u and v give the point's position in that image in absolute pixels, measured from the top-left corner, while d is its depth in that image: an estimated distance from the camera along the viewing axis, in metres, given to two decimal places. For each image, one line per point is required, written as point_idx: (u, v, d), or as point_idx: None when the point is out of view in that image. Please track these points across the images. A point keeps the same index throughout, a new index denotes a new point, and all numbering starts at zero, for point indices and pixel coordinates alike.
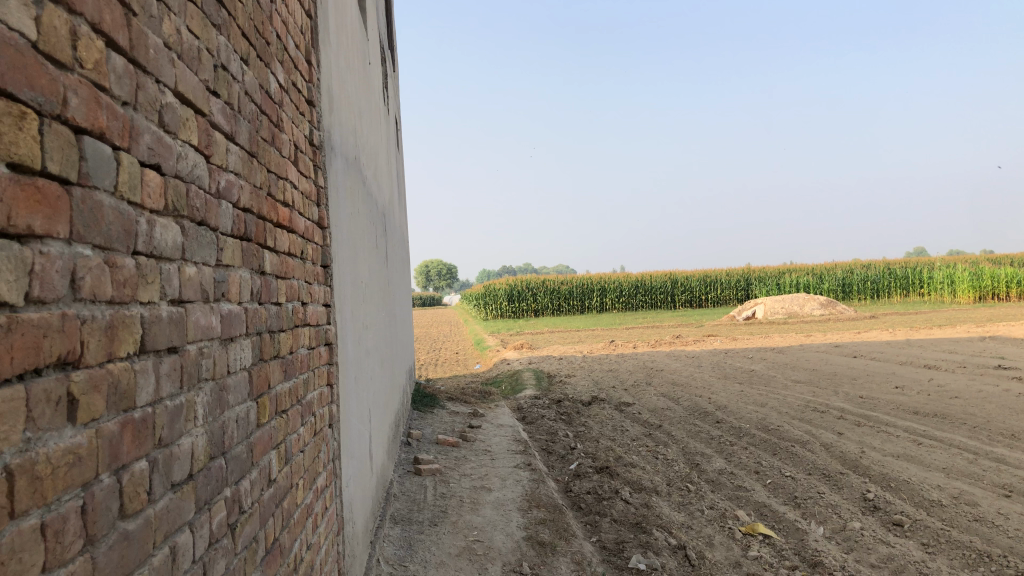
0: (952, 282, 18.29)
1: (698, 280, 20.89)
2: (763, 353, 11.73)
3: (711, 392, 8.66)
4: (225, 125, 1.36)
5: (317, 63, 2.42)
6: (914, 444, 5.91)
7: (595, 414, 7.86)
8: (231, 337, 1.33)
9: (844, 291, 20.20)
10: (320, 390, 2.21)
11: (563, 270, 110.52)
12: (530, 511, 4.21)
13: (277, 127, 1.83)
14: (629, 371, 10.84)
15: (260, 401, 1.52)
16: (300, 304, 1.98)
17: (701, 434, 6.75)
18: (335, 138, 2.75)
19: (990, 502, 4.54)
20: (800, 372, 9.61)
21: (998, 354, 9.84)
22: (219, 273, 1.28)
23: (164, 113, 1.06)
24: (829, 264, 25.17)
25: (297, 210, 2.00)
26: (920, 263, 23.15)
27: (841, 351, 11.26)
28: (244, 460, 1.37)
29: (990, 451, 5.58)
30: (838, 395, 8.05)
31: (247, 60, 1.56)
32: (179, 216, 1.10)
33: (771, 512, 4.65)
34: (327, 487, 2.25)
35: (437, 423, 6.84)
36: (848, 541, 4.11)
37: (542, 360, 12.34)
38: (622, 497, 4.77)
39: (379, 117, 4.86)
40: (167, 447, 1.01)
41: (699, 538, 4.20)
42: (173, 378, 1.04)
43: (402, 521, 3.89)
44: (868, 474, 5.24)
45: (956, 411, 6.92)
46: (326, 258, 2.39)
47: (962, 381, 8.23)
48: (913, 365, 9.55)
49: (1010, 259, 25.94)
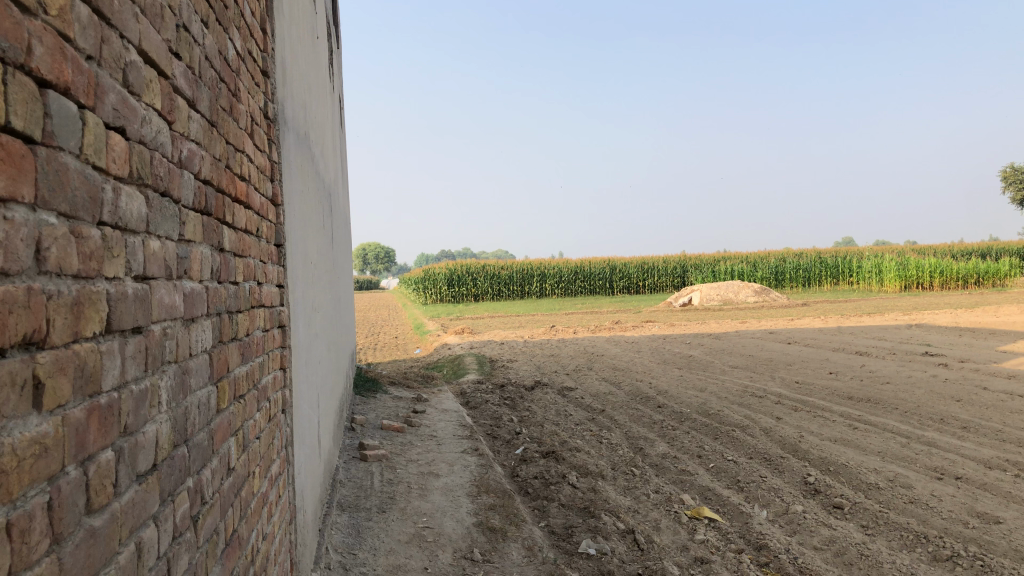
0: (879, 271, 18.83)
1: (636, 267, 21.10)
2: (700, 339, 11.90)
3: (652, 377, 8.75)
4: (187, 90, 1.27)
5: (271, 32, 2.31)
6: (850, 428, 6.06)
7: (538, 399, 7.86)
8: (193, 318, 1.25)
9: (777, 279, 20.64)
10: (274, 373, 2.12)
11: (502, 255, 110.65)
12: (479, 497, 4.18)
13: (235, 96, 1.73)
14: (570, 356, 10.88)
15: (220, 385, 1.44)
16: (256, 284, 1.89)
17: (643, 418, 6.80)
18: (288, 112, 2.65)
19: (924, 484, 4.68)
20: (737, 358, 9.77)
21: (924, 341, 10.16)
22: (182, 249, 1.20)
23: (128, 71, 0.97)
24: (762, 253, 25.70)
25: (253, 185, 1.91)
26: (849, 252, 23.82)
27: (776, 337, 11.48)
28: (206, 447, 1.29)
29: (922, 435, 5.74)
30: (775, 381, 8.21)
31: (207, 23, 1.46)
32: (143, 184, 1.01)
33: (715, 496, 4.70)
34: (281, 474, 2.16)
35: (380, 407, 6.74)
36: (791, 524, 4.18)
37: (483, 345, 12.29)
38: (569, 482, 4.77)
39: (326, 96, 4.74)
40: (133, 436, 0.93)
41: (647, 522, 4.22)
42: (137, 361, 0.96)
43: (350, 509, 3.81)
44: (807, 458, 5.34)
45: (887, 396, 7.12)
46: (280, 237, 2.29)
47: (892, 367, 8.46)
48: (845, 352, 9.80)
49: (932, 250, 26.89)
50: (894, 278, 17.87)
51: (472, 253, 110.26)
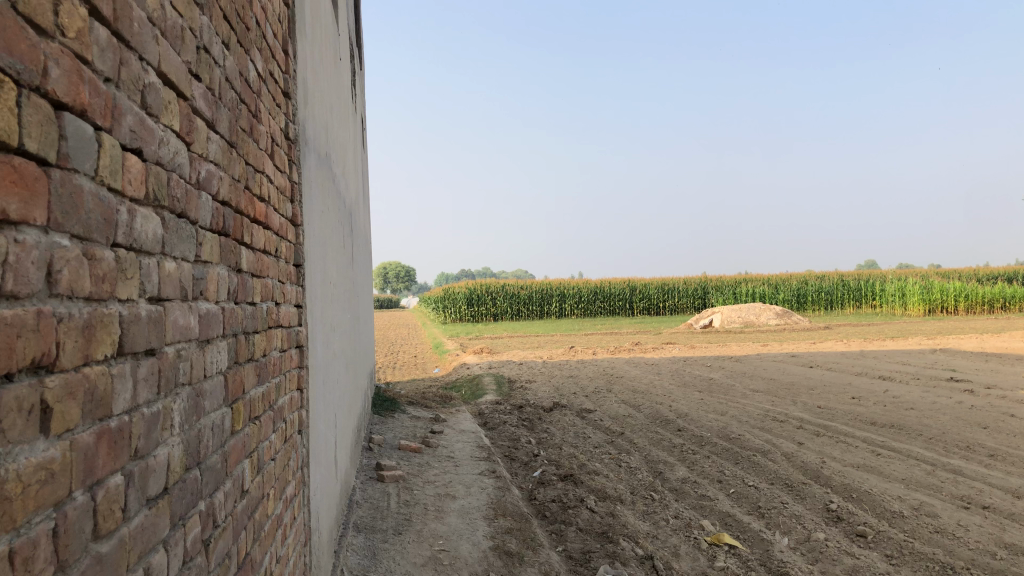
0: (903, 295, 18.62)
1: (657, 288, 21.01)
2: (721, 362, 11.79)
3: (672, 400, 8.67)
4: (206, 112, 1.27)
5: (294, 53, 2.32)
6: (873, 455, 5.96)
7: (557, 420, 7.81)
8: (208, 339, 1.24)
9: (799, 301, 20.45)
10: (291, 394, 2.12)
11: (523, 275, 110.66)
12: (496, 520, 4.14)
13: (255, 117, 1.74)
14: (590, 377, 10.82)
15: (235, 407, 1.43)
16: (274, 304, 1.89)
17: (663, 442, 6.73)
18: (309, 133, 2.66)
19: (950, 514, 4.58)
20: (758, 382, 9.66)
21: (949, 367, 10.00)
22: (198, 271, 1.19)
23: (146, 93, 0.97)
24: (783, 275, 25.51)
25: (273, 205, 1.91)
26: (872, 276, 23.59)
27: (798, 361, 11.35)
28: (219, 470, 1.28)
29: (947, 463, 5.64)
30: (796, 405, 8.11)
31: (228, 45, 1.47)
32: (159, 206, 1.01)
33: (736, 522, 4.63)
34: (296, 495, 2.15)
35: (398, 427, 6.72)
36: (813, 552, 4.11)
37: (501, 365, 12.24)
38: (588, 506, 4.72)
39: (348, 118, 4.79)
40: (143, 459, 0.92)
41: (665, 548, 4.16)
42: (150, 384, 0.95)
43: (366, 530, 3.79)
44: (830, 484, 5.26)
45: (912, 422, 7.00)
46: (299, 257, 2.30)
47: (916, 393, 8.34)
48: (868, 376, 9.67)
49: (957, 274, 26.57)
50: (918, 301, 17.66)
51: (492, 272, 110.46)
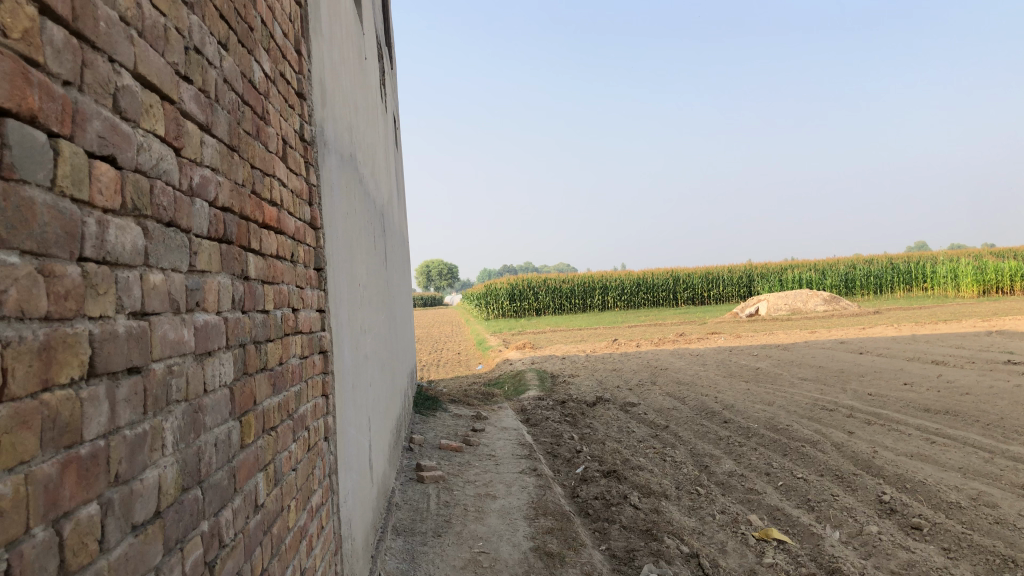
0: (955, 277, 18.10)
1: (700, 277, 20.73)
2: (768, 350, 11.56)
3: (717, 391, 8.51)
4: (199, 114, 1.22)
5: (307, 53, 2.27)
6: (927, 443, 5.76)
7: (599, 415, 7.71)
8: (208, 352, 1.19)
9: (846, 286, 19.97)
10: (314, 402, 2.07)
11: (566, 268, 110.32)
12: (537, 520, 4.08)
13: (262, 119, 1.69)
14: (633, 370, 10.67)
15: (245, 419, 1.38)
16: (290, 311, 1.84)
17: (708, 434, 6.60)
18: (329, 134, 2.61)
19: (1010, 503, 4.39)
20: (806, 370, 9.42)
21: (1006, 349, 9.65)
22: (193, 281, 1.14)
23: (120, 96, 0.92)
24: (830, 260, 25.02)
25: (286, 209, 1.86)
26: (921, 258, 23.01)
27: (847, 347, 11.06)
28: (226, 487, 1.23)
29: (1006, 450, 5.42)
30: (846, 393, 7.90)
31: (226, 45, 1.42)
32: (140, 216, 0.96)
33: (785, 516, 4.49)
34: (324, 504, 2.10)
35: (439, 426, 6.69)
36: (866, 547, 3.97)
37: (544, 360, 12.15)
38: (631, 502, 4.63)
39: (377, 116, 4.75)
40: (126, 484, 0.87)
41: (712, 545, 4.05)
42: (133, 404, 0.90)
43: (405, 532, 3.75)
44: (882, 475, 5.08)
45: (968, 408, 6.74)
46: (320, 261, 2.25)
47: (972, 377, 8.05)
48: (921, 361, 9.37)
49: (1010, 253, 25.79)
50: (972, 282, 17.11)
51: (534, 267, 110.39)
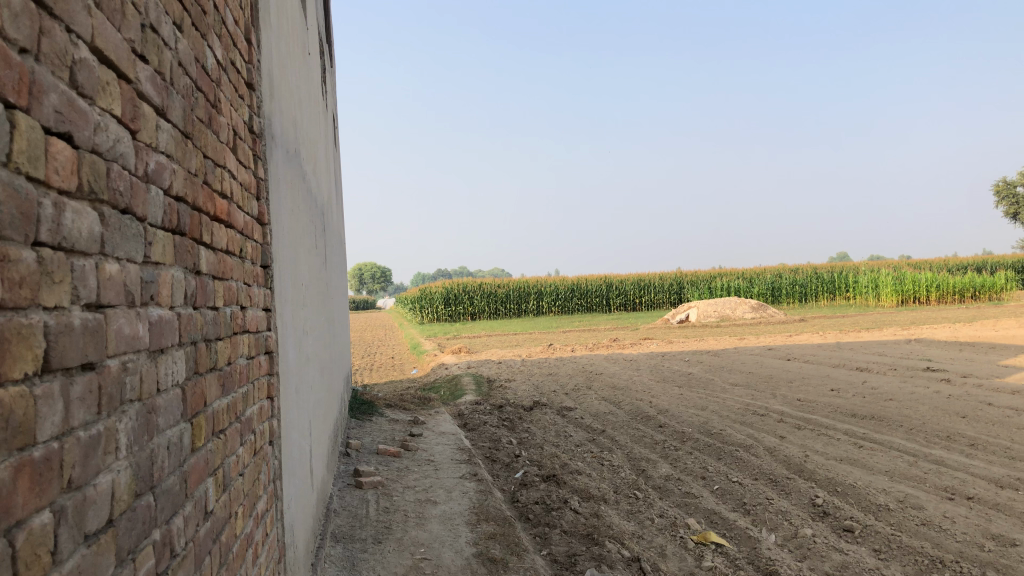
0: (876, 286, 18.73)
1: (632, 284, 20.97)
2: (700, 356, 11.73)
3: (652, 396, 8.58)
4: (155, 97, 1.14)
5: (257, 42, 2.19)
6: (855, 447, 5.91)
7: (537, 419, 7.69)
8: (161, 349, 1.12)
9: (773, 294, 20.46)
10: (260, 404, 1.99)
11: (499, 273, 110.53)
12: (479, 525, 4.03)
13: (214, 107, 1.61)
14: (569, 375, 10.70)
15: (196, 421, 1.31)
16: (239, 309, 1.76)
17: (645, 439, 6.64)
18: (277, 128, 2.54)
19: (935, 505, 4.52)
20: (737, 376, 9.58)
21: (925, 356, 10.00)
22: (148, 273, 1.07)
23: (77, 70, 0.85)
24: (757, 268, 25.61)
25: (235, 203, 1.77)
26: (842, 268, 23.76)
27: (775, 354, 11.30)
28: (177, 493, 1.16)
29: (929, 453, 5.59)
30: (776, 398, 8.06)
31: (181, 26, 1.34)
32: (97, 200, 0.89)
33: (722, 520, 4.54)
34: (269, 511, 2.02)
35: (376, 431, 6.58)
36: (801, 549, 4.03)
37: (480, 364, 12.09)
38: (572, 507, 4.62)
39: (318, 115, 4.64)
40: (79, 491, 0.80)
41: (652, 549, 4.07)
42: (88, 404, 0.83)
43: (344, 539, 3.67)
44: (814, 479, 5.19)
45: (892, 413, 6.95)
46: (266, 258, 2.17)
47: (894, 383, 8.30)
48: (846, 367, 9.64)
49: (926, 264, 26.82)
50: (891, 292, 17.71)
51: (468, 271, 110.35)
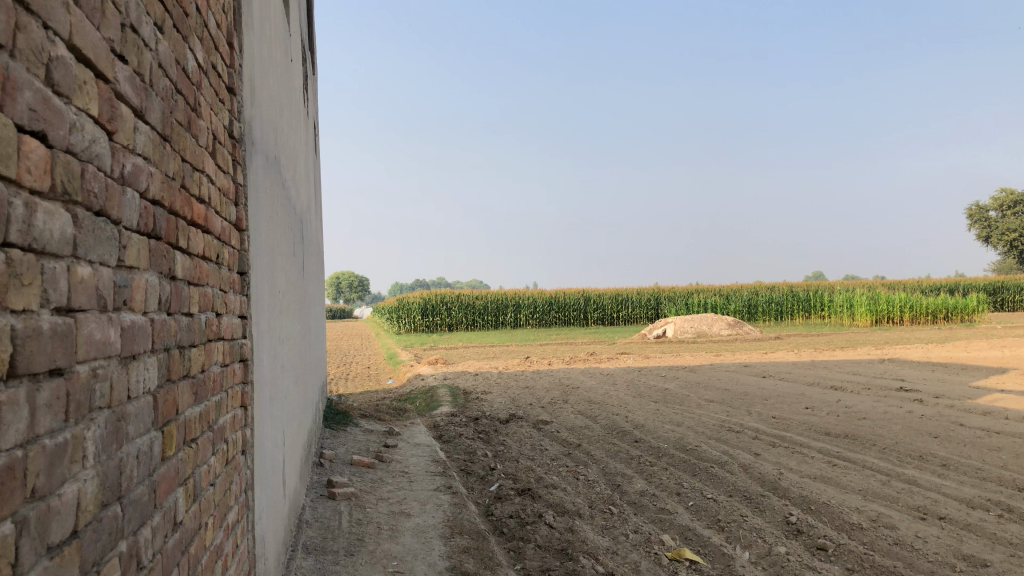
0: (851, 306, 18.90)
1: (610, 299, 21.01)
2: (676, 372, 11.76)
3: (628, 410, 8.58)
4: (133, 98, 1.12)
5: (239, 46, 2.16)
6: (829, 465, 5.94)
7: (512, 432, 7.66)
8: (133, 355, 1.09)
9: (749, 312, 20.59)
10: (233, 413, 1.95)
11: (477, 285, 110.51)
12: (452, 539, 4.00)
13: (194, 110, 1.58)
14: (545, 388, 10.68)
15: (167, 429, 1.28)
16: (214, 315, 1.73)
17: (620, 454, 6.63)
18: (256, 133, 2.51)
19: (908, 525, 4.54)
20: (713, 392, 9.61)
21: (898, 376, 10.08)
22: (121, 277, 1.04)
23: (54, 68, 0.83)
24: (734, 286, 25.77)
25: (213, 207, 1.75)
26: (818, 287, 23.96)
27: (751, 371, 11.35)
28: (146, 504, 1.13)
29: (902, 473, 5.63)
30: (751, 415, 8.09)
31: (162, 27, 1.32)
32: (70, 202, 0.87)
33: (696, 536, 4.54)
34: (240, 521, 1.99)
35: (351, 442, 6.53)
36: (775, 567, 4.03)
37: (457, 376, 12.04)
38: (546, 521, 4.60)
39: (299, 122, 4.62)
40: (43, 500, 0.77)
41: (626, 565, 4.05)
42: (55, 410, 0.81)
43: (316, 551, 3.62)
44: (788, 496, 5.20)
45: (865, 432, 6.99)
46: (243, 264, 2.14)
47: (867, 403, 8.35)
48: (821, 386, 9.70)
49: (901, 285, 27.11)
50: (865, 312, 17.86)
51: (446, 282, 110.25)
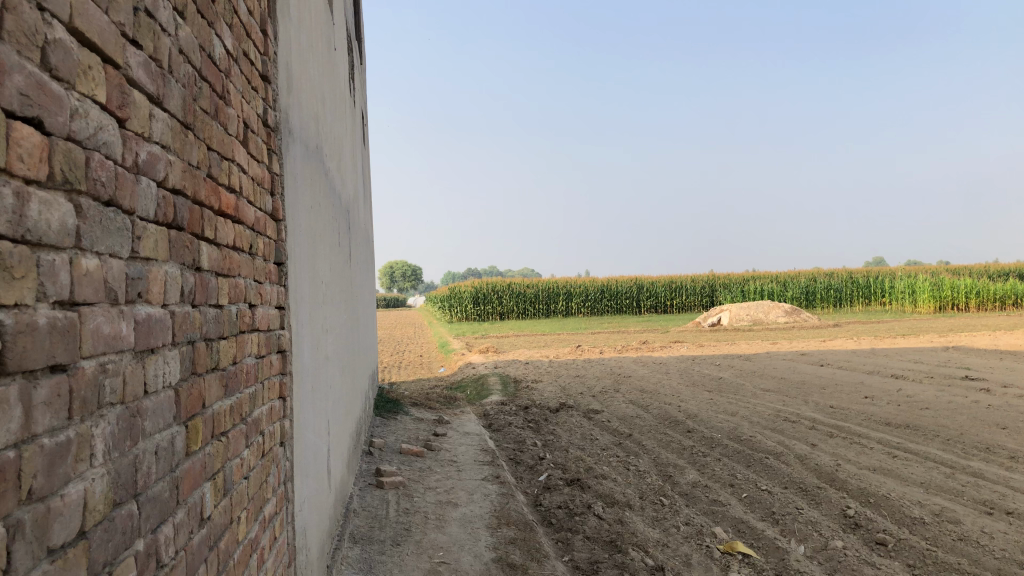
0: (913, 292, 18.34)
1: (664, 286, 20.76)
2: (730, 360, 11.55)
3: (681, 399, 8.45)
4: (148, 84, 1.09)
5: (274, 34, 2.14)
6: (889, 456, 5.75)
7: (563, 421, 7.61)
8: (150, 349, 1.06)
9: (808, 299, 20.14)
10: (269, 405, 1.94)
11: (530, 273, 110.52)
12: (499, 529, 3.97)
13: (221, 98, 1.56)
14: (597, 376, 10.59)
15: (192, 424, 1.26)
16: (246, 307, 1.71)
17: (672, 444, 6.53)
18: (295, 122, 2.49)
19: (973, 520, 4.36)
20: (769, 381, 9.42)
21: (964, 365, 9.73)
22: (135, 270, 1.02)
23: (50, 52, 0.79)
24: (791, 272, 25.25)
25: (245, 197, 1.72)
26: (878, 273, 23.32)
27: (808, 359, 11.09)
28: (166, 501, 1.11)
29: (967, 465, 5.41)
30: (808, 405, 7.89)
31: (183, 13, 1.29)
32: (72, 192, 0.84)
33: (749, 529, 4.43)
34: (277, 514, 1.97)
35: (401, 431, 6.55)
36: (831, 562, 3.90)
37: (508, 364, 12.02)
38: (595, 512, 4.54)
39: (345, 111, 4.61)
40: (41, 503, 0.74)
41: (677, 558, 3.97)
42: (55, 409, 0.78)
43: (362, 541, 3.62)
44: (846, 488, 5.05)
45: (928, 423, 6.75)
46: (280, 255, 2.12)
47: (931, 392, 8.08)
48: (881, 374, 9.42)
49: (967, 270, 26.21)
50: (928, 298, 17.31)
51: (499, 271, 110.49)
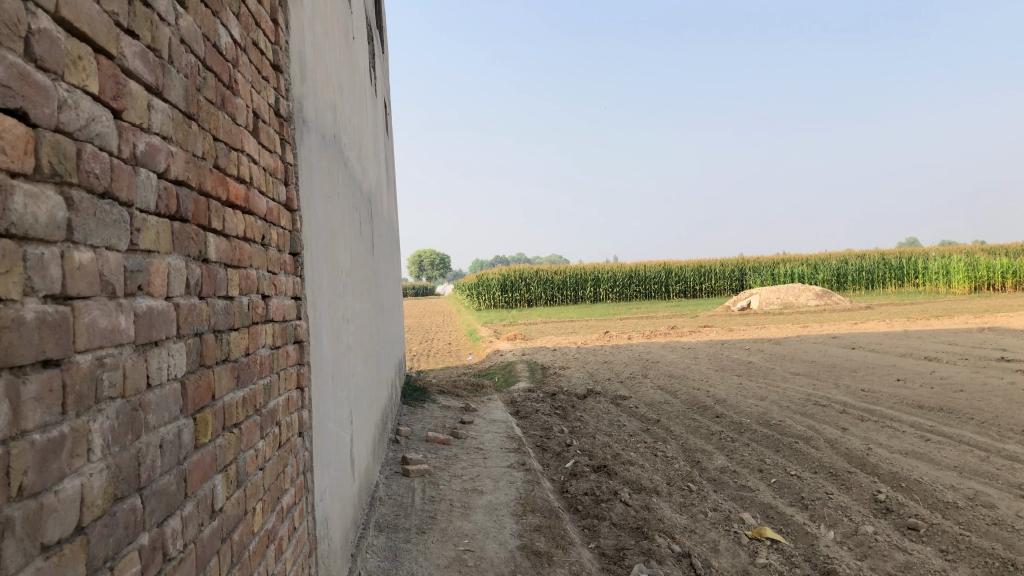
0: (947, 273, 18.00)
1: (692, 270, 20.60)
2: (760, 344, 11.43)
3: (709, 384, 8.38)
4: (146, 74, 1.08)
5: (285, 23, 2.12)
6: (922, 440, 5.65)
7: (590, 408, 7.58)
8: (152, 342, 1.05)
9: (839, 281, 19.86)
10: (286, 395, 1.94)
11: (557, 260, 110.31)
12: (524, 516, 3.96)
13: (228, 88, 1.54)
14: (624, 362, 10.54)
15: (200, 415, 1.25)
16: (259, 298, 1.71)
17: (701, 429, 6.48)
18: (309, 111, 2.48)
19: (1008, 503, 4.28)
20: (799, 365, 9.30)
21: (999, 346, 9.54)
22: (134, 262, 1.01)
23: (35, 41, 0.78)
24: (822, 254, 24.92)
25: (255, 187, 1.71)
26: (912, 254, 22.93)
27: (839, 342, 10.94)
28: (173, 493, 1.10)
29: (1002, 448, 5.30)
30: (839, 388, 7.79)
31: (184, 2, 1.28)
32: (63, 184, 0.83)
33: (778, 514, 4.38)
34: (296, 504, 1.98)
35: (428, 418, 6.57)
36: (861, 547, 3.85)
37: (535, 351, 12.01)
38: (622, 499, 4.51)
39: (365, 100, 4.59)
40: (33, 498, 0.73)
41: (704, 544, 3.93)
42: (46, 404, 0.77)
43: (387, 529, 3.63)
44: (877, 473, 4.97)
45: (962, 406, 6.62)
46: (295, 245, 2.12)
47: (966, 374, 7.93)
48: (915, 357, 9.26)
49: (1004, 250, 25.66)
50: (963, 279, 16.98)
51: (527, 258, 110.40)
